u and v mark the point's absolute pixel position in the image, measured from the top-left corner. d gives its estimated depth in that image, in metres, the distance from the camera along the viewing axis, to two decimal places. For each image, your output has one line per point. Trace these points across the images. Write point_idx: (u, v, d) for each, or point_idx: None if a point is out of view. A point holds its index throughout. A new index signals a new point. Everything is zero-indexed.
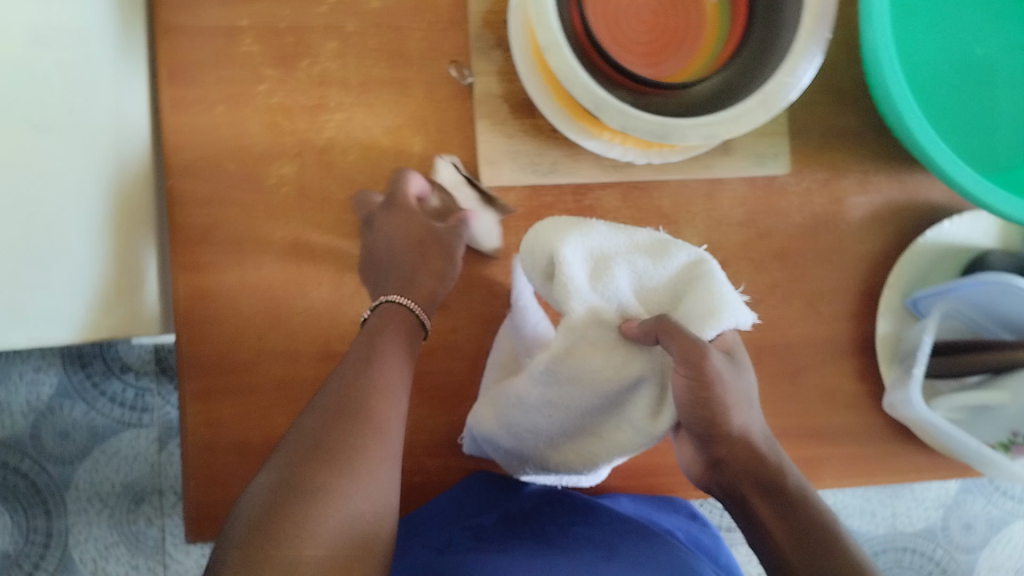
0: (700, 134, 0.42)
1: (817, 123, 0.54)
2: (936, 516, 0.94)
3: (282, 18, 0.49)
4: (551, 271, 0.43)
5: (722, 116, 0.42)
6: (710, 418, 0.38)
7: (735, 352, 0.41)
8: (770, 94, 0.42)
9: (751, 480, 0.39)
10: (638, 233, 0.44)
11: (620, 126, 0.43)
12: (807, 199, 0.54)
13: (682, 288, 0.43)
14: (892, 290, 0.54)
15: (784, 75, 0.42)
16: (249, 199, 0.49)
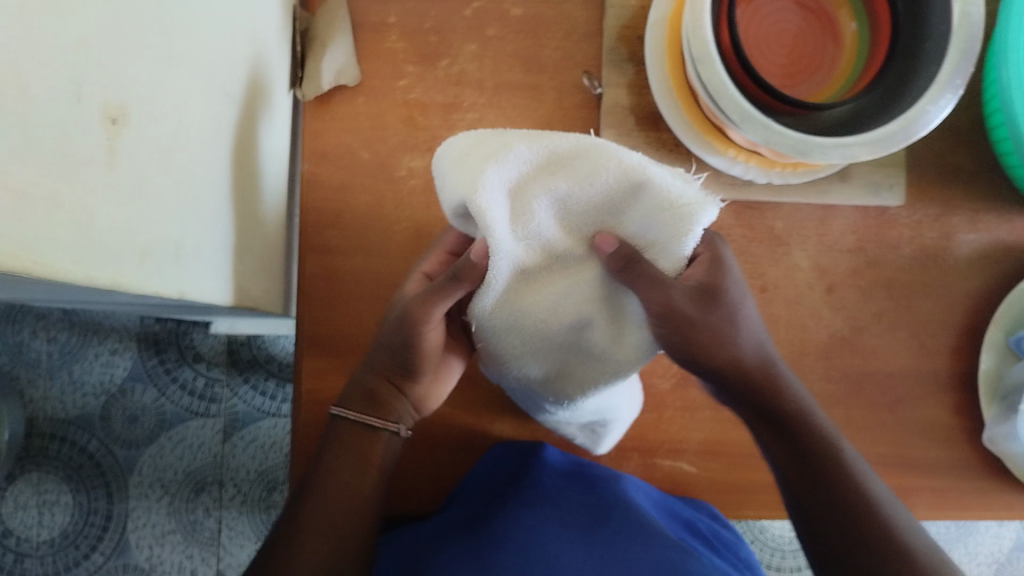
0: (840, 155, 0.43)
1: (936, 158, 0.54)
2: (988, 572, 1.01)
3: (428, 18, 0.52)
4: (455, 211, 0.37)
5: (863, 138, 0.42)
6: (698, 355, 0.41)
7: (722, 260, 0.41)
8: (911, 118, 0.42)
9: (754, 410, 0.44)
10: (562, 139, 0.35)
11: (762, 140, 0.43)
12: (918, 232, 0.54)
13: (618, 199, 0.36)
14: (996, 328, 0.53)
15: (925, 102, 0.42)
16: (378, 188, 0.51)
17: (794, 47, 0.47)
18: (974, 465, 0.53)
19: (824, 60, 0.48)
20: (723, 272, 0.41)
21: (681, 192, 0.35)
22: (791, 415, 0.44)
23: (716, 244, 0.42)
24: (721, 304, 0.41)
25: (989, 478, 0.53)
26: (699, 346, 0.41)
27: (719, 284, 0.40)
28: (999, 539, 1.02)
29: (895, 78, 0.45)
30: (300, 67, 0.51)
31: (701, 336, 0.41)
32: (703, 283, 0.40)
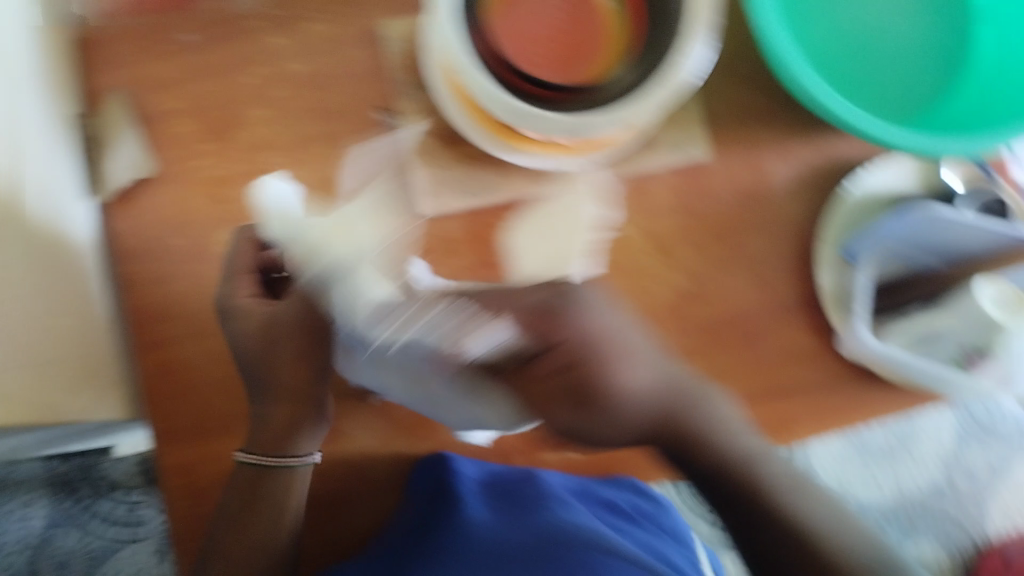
0: (611, 123, 0.46)
1: (726, 101, 0.56)
2: (940, 476, 0.99)
3: (209, 95, 0.52)
4: None
5: (629, 105, 0.46)
6: None
7: (579, 323, 0.47)
8: (669, 78, 0.45)
9: None
10: None
11: (537, 130, 0.45)
12: (730, 176, 0.56)
13: None
14: (826, 244, 0.56)
15: (677, 60, 0.44)
16: (203, 270, 0.52)
17: (555, 36, 0.49)
18: (838, 376, 0.56)
19: (587, 40, 0.49)
20: (579, 337, 0.46)
21: None
22: (678, 430, 0.52)
23: (542, 308, 0.47)
24: (604, 379, 0.47)
25: (853, 381, 0.56)
26: (559, 417, 0.48)
27: (592, 341, 0.47)
28: (940, 436, 0.99)
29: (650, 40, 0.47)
30: (93, 173, 0.52)
31: (595, 396, 0.47)
32: (575, 363, 0.46)
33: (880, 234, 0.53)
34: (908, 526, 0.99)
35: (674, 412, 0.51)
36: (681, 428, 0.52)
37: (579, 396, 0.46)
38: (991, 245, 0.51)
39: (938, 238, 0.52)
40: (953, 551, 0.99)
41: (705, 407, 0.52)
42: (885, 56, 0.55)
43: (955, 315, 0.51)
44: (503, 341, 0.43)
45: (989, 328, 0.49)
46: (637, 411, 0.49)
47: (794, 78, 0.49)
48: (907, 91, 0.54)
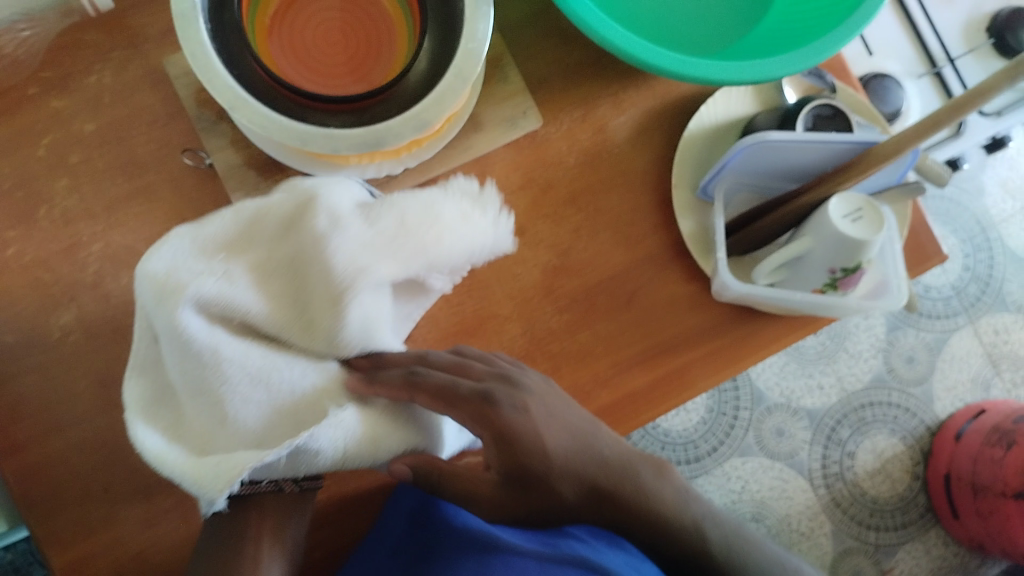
0: (413, 127, 0.43)
1: (552, 64, 0.55)
2: (878, 365, 1.00)
3: (5, 178, 0.49)
4: (191, 273, 0.37)
5: (427, 103, 0.43)
6: (511, 452, 0.42)
7: (523, 405, 0.43)
8: (462, 67, 0.43)
9: (611, 510, 0.43)
10: (198, 350, 0.37)
11: (333, 150, 0.43)
12: (572, 139, 0.55)
13: (203, 392, 0.38)
14: (680, 189, 0.54)
15: (466, 46, 0.44)
16: (40, 360, 0.48)
17: (344, 41, 0.47)
18: (724, 316, 0.54)
19: (376, 39, 0.48)
20: (533, 426, 0.42)
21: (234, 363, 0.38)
22: (648, 524, 0.43)
23: (518, 380, 0.44)
24: (556, 463, 0.42)
25: (745, 319, 0.54)
26: (501, 507, 0.44)
27: (539, 441, 0.42)
28: (872, 328, 1.01)
29: (437, 29, 0.47)
30: None
31: (536, 477, 0.42)
32: (518, 444, 0.42)
33: (729, 167, 0.51)
34: (856, 421, 1.00)
35: (637, 496, 0.43)
36: (637, 514, 0.43)
37: (531, 484, 0.43)
38: (836, 157, 0.50)
39: (780, 160, 0.51)
40: (906, 437, 1.01)
41: (668, 500, 0.44)
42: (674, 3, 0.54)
43: (812, 237, 0.50)
44: (466, 412, 0.42)
45: (844, 244, 0.48)
46: (596, 491, 0.43)
47: (608, 39, 0.46)
48: (709, 29, 0.54)
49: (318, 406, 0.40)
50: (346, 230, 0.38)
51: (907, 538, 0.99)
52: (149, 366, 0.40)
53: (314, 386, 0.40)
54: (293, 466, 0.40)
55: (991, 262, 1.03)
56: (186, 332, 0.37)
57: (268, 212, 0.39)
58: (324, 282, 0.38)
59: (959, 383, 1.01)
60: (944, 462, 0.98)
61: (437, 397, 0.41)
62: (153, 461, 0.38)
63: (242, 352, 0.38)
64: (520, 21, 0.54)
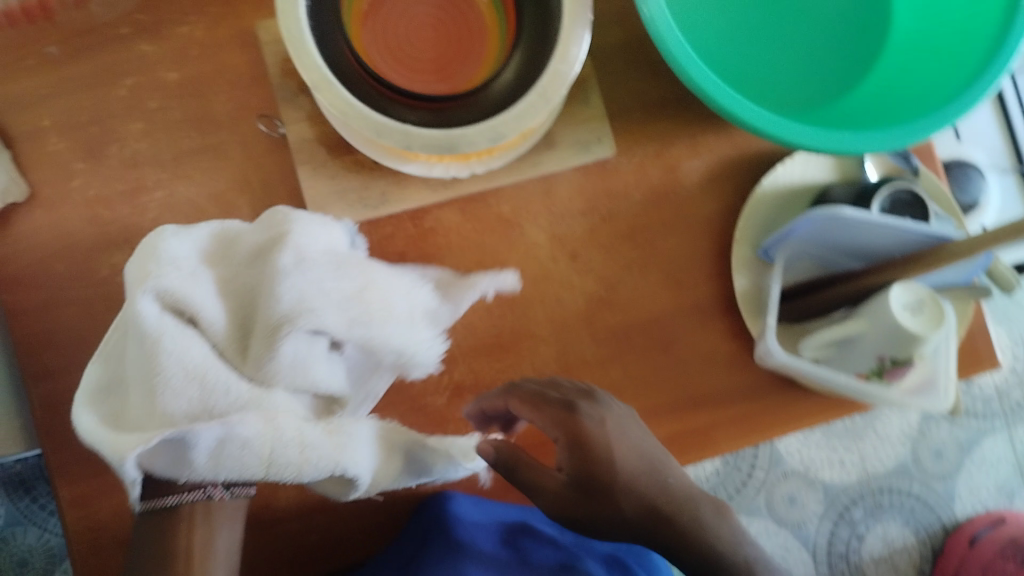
0: (488, 138, 0.43)
1: (635, 96, 0.54)
2: (904, 452, 0.98)
3: (84, 110, 0.50)
4: (157, 263, 0.38)
5: (506, 116, 0.43)
6: (585, 453, 0.41)
7: (602, 421, 0.43)
8: (547, 87, 0.43)
9: (682, 541, 0.40)
10: (145, 335, 0.37)
11: (404, 147, 0.43)
12: (642, 174, 0.54)
13: (139, 380, 0.37)
14: (741, 244, 0.53)
15: (555, 66, 0.43)
16: (83, 294, 0.49)
17: (436, 40, 0.48)
18: (760, 380, 0.54)
19: (468, 44, 0.48)
20: (604, 441, 0.41)
21: (171, 357, 0.37)
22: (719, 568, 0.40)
23: (600, 397, 0.45)
24: (620, 474, 0.41)
25: (782, 387, 0.53)
26: (560, 508, 0.41)
27: (610, 450, 0.41)
28: (905, 414, 0.99)
29: (528, 43, 0.46)
30: None
31: (608, 482, 0.41)
32: (586, 452, 0.41)
33: (795, 234, 0.50)
34: (871, 505, 0.97)
35: (686, 534, 0.40)
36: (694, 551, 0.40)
37: (594, 498, 0.40)
38: (907, 245, 0.49)
39: (848, 237, 0.50)
40: (920, 531, 0.98)
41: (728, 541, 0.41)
42: (768, 57, 0.53)
43: (867, 321, 0.49)
44: (550, 416, 0.43)
45: (899, 335, 0.47)
46: (655, 513, 0.40)
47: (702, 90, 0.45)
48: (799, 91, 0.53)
49: (258, 402, 0.37)
50: (306, 270, 0.40)
51: None
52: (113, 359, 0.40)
53: (256, 395, 0.37)
54: (217, 464, 0.37)
55: None
56: (139, 317, 0.37)
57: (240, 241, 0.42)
58: (270, 312, 0.38)
59: (984, 486, 0.98)
60: (954, 563, 0.95)
61: (526, 400, 0.44)
62: (86, 439, 0.38)
63: (188, 345, 0.37)
64: (612, 47, 0.54)
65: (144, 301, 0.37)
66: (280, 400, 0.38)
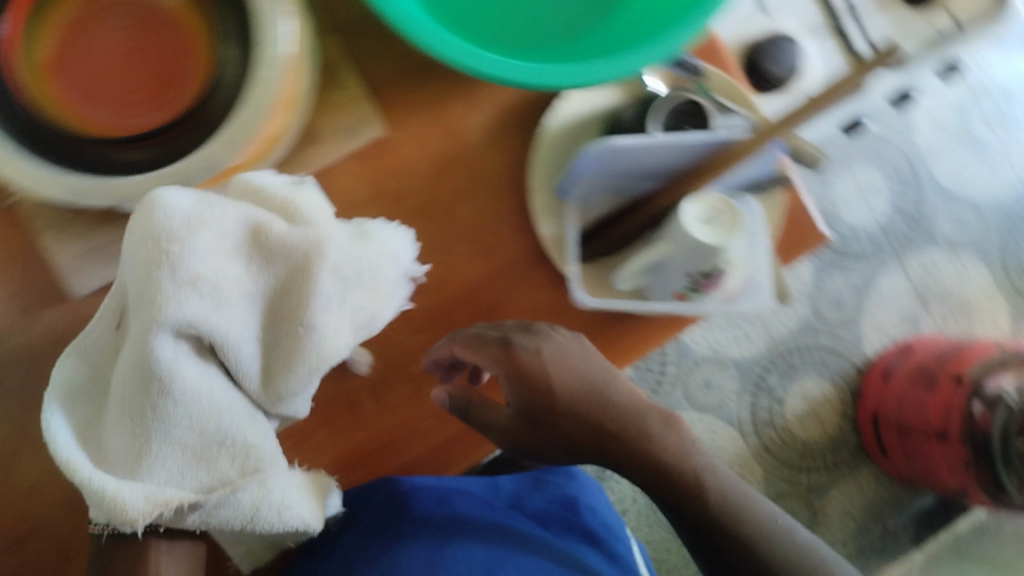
0: (207, 168, 0.40)
1: (393, 62, 0.50)
2: (806, 311, 0.98)
3: None
4: (185, 279, 0.37)
5: (220, 141, 0.40)
6: (528, 385, 0.48)
7: (538, 350, 0.47)
8: (257, 97, 0.40)
9: (619, 445, 0.48)
10: (165, 372, 0.37)
11: (114, 201, 0.40)
12: (421, 143, 0.51)
13: (134, 415, 0.37)
14: (538, 192, 0.51)
15: (262, 73, 0.39)
16: None
17: (140, 64, 0.43)
18: (592, 321, 0.52)
19: (176, 57, 0.43)
20: (542, 363, 0.47)
21: (175, 407, 0.37)
22: (649, 468, 0.47)
23: (538, 327, 0.48)
24: (558, 402, 0.48)
25: (614, 322, 0.52)
26: (511, 438, 0.48)
27: (550, 378, 0.47)
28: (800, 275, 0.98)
29: (235, 40, 0.42)
30: None
31: (547, 407, 0.48)
32: (528, 377, 0.47)
33: (582, 171, 0.48)
34: (784, 368, 0.98)
35: (634, 444, 0.48)
36: (642, 454, 0.47)
37: (540, 423, 0.49)
38: (695, 156, 0.47)
39: (634, 163, 0.47)
40: (835, 378, 0.99)
41: (673, 446, 0.48)
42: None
43: (670, 242, 0.47)
44: (487, 355, 0.47)
45: (700, 250, 0.46)
46: (598, 424, 0.48)
47: (439, 53, 0.41)
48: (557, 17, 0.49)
49: (249, 466, 0.40)
50: (332, 295, 0.40)
51: (839, 477, 0.99)
52: (106, 348, 0.41)
53: (246, 445, 0.39)
54: (207, 518, 0.40)
55: (919, 197, 1.01)
56: (157, 356, 0.37)
57: (272, 231, 0.39)
58: (291, 363, 0.40)
59: (889, 322, 0.99)
60: (871, 403, 0.96)
61: (466, 345, 0.47)
62: (62, 463, 0.38)
63: (197, 384, 0.38)
64: (356, 16, 0.50)
65: (167, 339, 0.37)
66: (267, 446, 0.40)
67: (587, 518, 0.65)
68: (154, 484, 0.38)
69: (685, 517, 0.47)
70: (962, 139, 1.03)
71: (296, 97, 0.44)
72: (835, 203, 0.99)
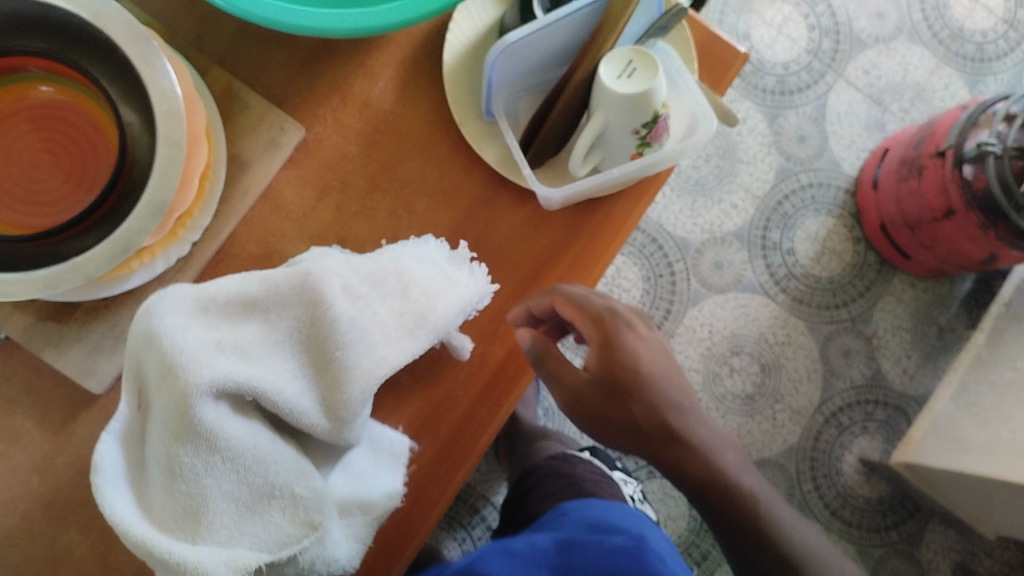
0: (152, 215, 0.42)
1: (289, 66, 0.52)
2: (776, 159, 1.00)
3: None
4: (200, 354, 0.40)
5: (154, 184, 0.41)
6: (627, 365, 0.49)
7: (632, 334, 0.50)
8: (168, 131, 0.42)
9: (694, 468, 0.50)
10: (215, 441, 0.40)
11: (86, 277, 0.41)
12: (344, 129, 0.53)
13: (191, 494, 0.40)
14: (467, 123, 0.52)
15: (161, 109, 0.42)
16: None
17: (52, 158, 0.45)
18: (569, 219, 0.53)
19: (84, 135, 0.46)
20: (635, 351, 0.50)
21: (232, 472, 0.41)
22: (717, 495, 0.51)
23: (638, 319, 0.53)
24: (643, 383, 0.50)
25: (592, 209, 0.53)
26: (580, 399, 0.49)
27: (638, 363, 0.50)
28: (755, 128, 1.00)
29: (128, 99, 0.43)
30: None
31: (635, 399, 0.49)
32: (615, 362, 0.49)
33: (496, 81, 0.49)
34: (780, 220, 0.99)
35: (708, 468, 0.51)
36: (697, 477, 0.51)
37: (619, 400, 0.49)
38: (586, 23, 0.48)
39: (537, 53, 0.49)
40: (833, 210, 1.00)
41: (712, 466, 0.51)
42: None
43: (602, 109, 0.48)
44: (589, 316, 0.48)
45: (629, 103, 0.47)
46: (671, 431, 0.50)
47: (305, 27, 0.45)
48: None
49: (300, 517, 0.42)
50: (364, 307, 0.45)
51: (876, 299, 0.99)
52: (134, 439, 0.43)
53: (294, 495, 0.42)
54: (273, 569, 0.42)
55: (832, 12, 1.02)
56: (201, 419, 0.39)
57: (275, 283, 0.44)
58: (341, 385, 0.43)
59: (856, 137, 1.00)
60: (875, 215, 0.96)
61: (569, 300, 0.48)
62: (142, 545, 0.39)
63: (244, 442, 0.41)
64: (231, 43, 0.52)
65: (209, 407, 0.40)
66: (316, 499, 0.43)
67: (656, 562, 0.54)
68: (221, 544, 0.40)
69: (724, 521, 0.52)
70: None
71: (199, 134, 0.47)
72: (757, 49, 1.00)
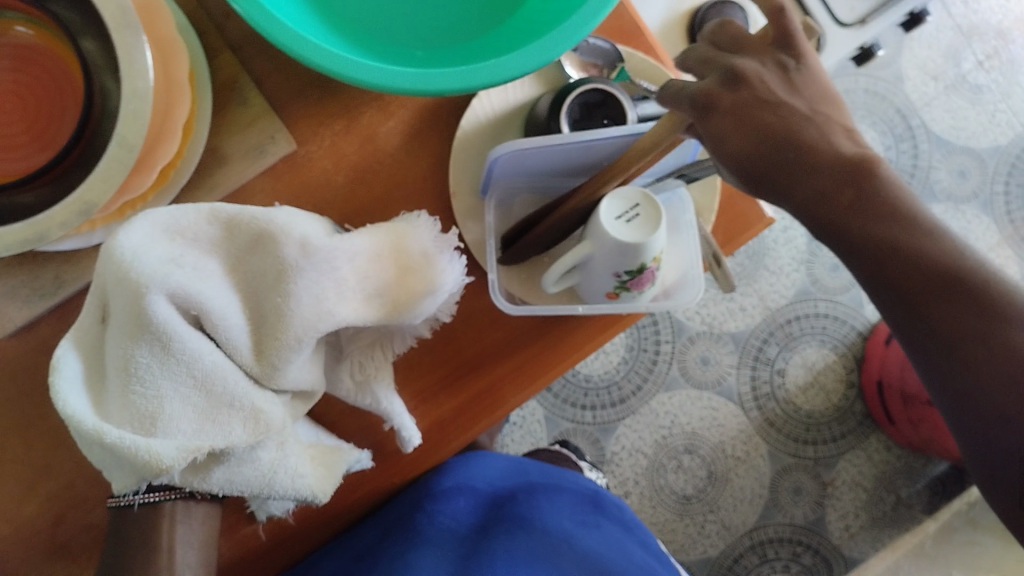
0: (77, 213, 0.40)
1: (305, 79, 0.50)
2: (801, 278, 0.98)
3: None
4: (156, 264, 0.36)
5: (91, 183, 0.40)
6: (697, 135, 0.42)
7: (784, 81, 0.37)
8: (126, 134, 0.40)
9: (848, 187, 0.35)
10: (169, 334, 0.35)
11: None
12: (338, 154, 0.50)
13: (136, 398, 0.35)
14: (460, 197, 0.50)
15: (126, 107, 0.40)
16: None
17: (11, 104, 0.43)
18: (525, 328, 0.51)
19: (48, 88, 0.43)
20: (761, 119, 0.36)
21: (184, 377, 0.36)
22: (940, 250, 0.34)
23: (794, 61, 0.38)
24: (810, 184, 0.35)
25: (556, 323, 0.51)
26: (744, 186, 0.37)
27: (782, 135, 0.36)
28: (792, 242, 0.99)
29: (112, 70, 0.42)
30: None
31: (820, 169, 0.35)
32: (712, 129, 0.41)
33: (494, 174, 0.46)
34: (783, 339, 0.98)
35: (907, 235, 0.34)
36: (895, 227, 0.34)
37: (773, 179, 0.36)
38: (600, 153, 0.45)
39: (544, 161, 0.46)
40: (837, 346, 0.98)
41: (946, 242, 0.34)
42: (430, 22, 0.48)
43: (591, 241, 0.45)
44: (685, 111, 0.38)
45: (617, 249, 0.44)
46: (851, 163, 0.35)
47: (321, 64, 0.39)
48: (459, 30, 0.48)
49: (260, 426, 0.37)
50: (319, 263, 0.39)
51: (847, 448, 0.97)
52: (91, 348, 0.38)
53: (255, 408, 0.37)
54: (229, 478, 0.38)
55: (915, 151, 1.00)
56: (154, 317, 0.35)
57: (248, 220, 0.39)
58: (281, 331, 0.38)
59: None
60: (876, 370, 0.94)
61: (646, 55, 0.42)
62: (89, 436, 0.35)
63: (202, 344, 0.36)
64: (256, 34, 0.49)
65: (155, 307, 0.35)
66: (277, 415, 0.38)
67: (618, 511, 0.68)
68: (178, 438, 0.36)
69: (914, 305, 0.34)
70: (956, 86, 1.02)
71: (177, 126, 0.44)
72: None
